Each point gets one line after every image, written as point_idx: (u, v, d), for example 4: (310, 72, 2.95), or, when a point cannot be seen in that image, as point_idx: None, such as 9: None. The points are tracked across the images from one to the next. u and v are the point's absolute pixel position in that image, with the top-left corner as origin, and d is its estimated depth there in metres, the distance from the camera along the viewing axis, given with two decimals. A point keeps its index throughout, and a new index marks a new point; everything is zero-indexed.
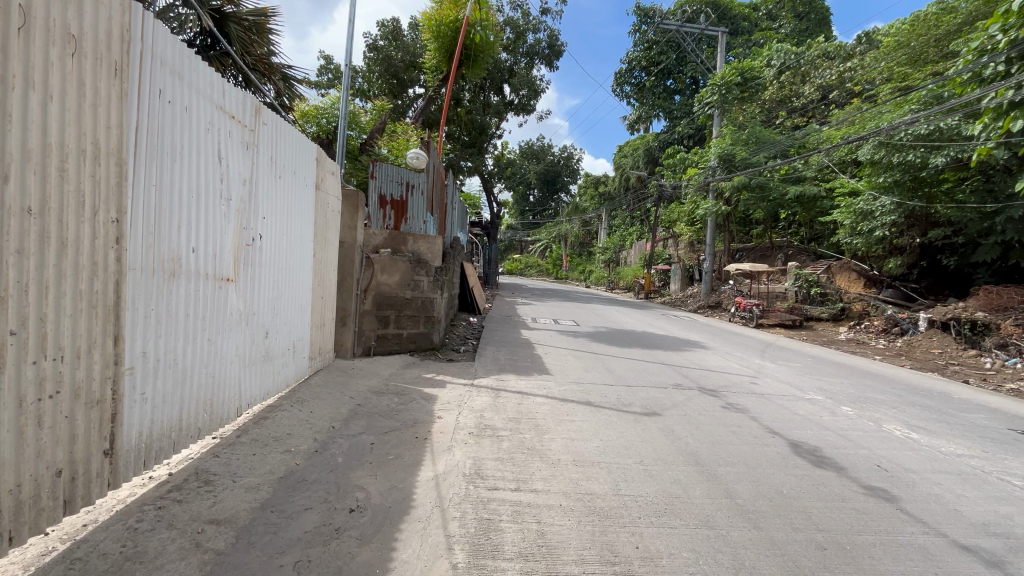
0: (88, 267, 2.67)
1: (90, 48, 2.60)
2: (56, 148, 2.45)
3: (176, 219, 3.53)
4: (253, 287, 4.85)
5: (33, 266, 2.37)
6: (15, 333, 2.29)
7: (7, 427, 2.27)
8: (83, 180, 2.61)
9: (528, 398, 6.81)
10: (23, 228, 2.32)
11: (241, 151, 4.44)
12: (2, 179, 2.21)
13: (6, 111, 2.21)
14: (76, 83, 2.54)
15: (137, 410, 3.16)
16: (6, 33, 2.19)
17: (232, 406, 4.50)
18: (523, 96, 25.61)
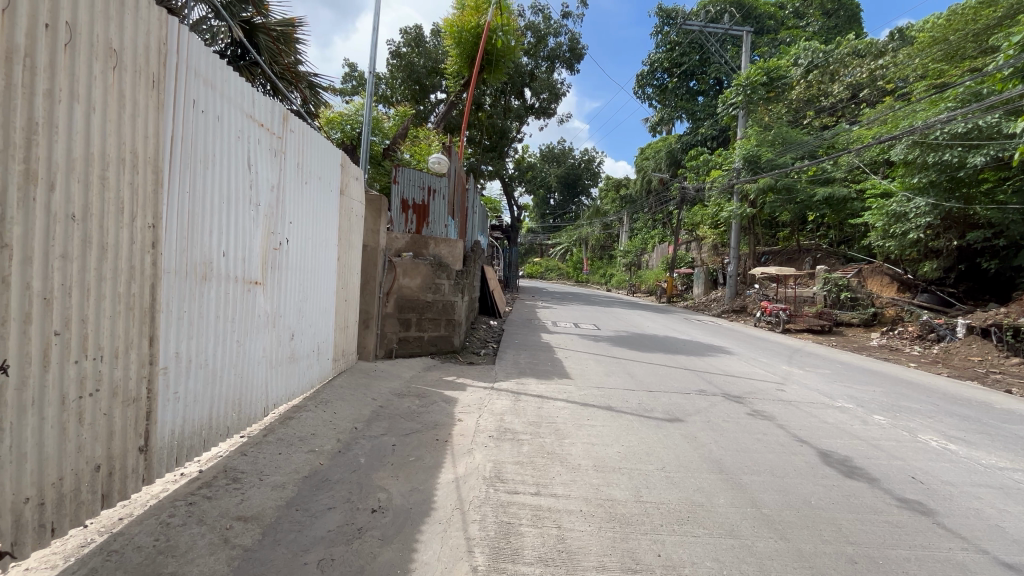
0: (125, 271, 2.79)
1: (128, 59, 2.70)
2: (97, 158, 2.56)
3: (207, 224, 3.64)
4: (280, 291, 4.99)
5: (76, 270, 2.48)
6: (59, 333, 2.40)
7: (52, 423, 2.38)
8: (121, 187, 2.73)
9: (548, 402, 6.79)
10: (68, 233, 2.43)
11: (269, 158, 4.57)
12: (46, 186, 2.31)
13: (53, 123, 2.33)
14: (117, 95, 2.66)
15: (170, 408, 3.27)
16: (54, 48, 2.30)
17: (259, 406, 4.62)
18: (544, 100, 25.79)
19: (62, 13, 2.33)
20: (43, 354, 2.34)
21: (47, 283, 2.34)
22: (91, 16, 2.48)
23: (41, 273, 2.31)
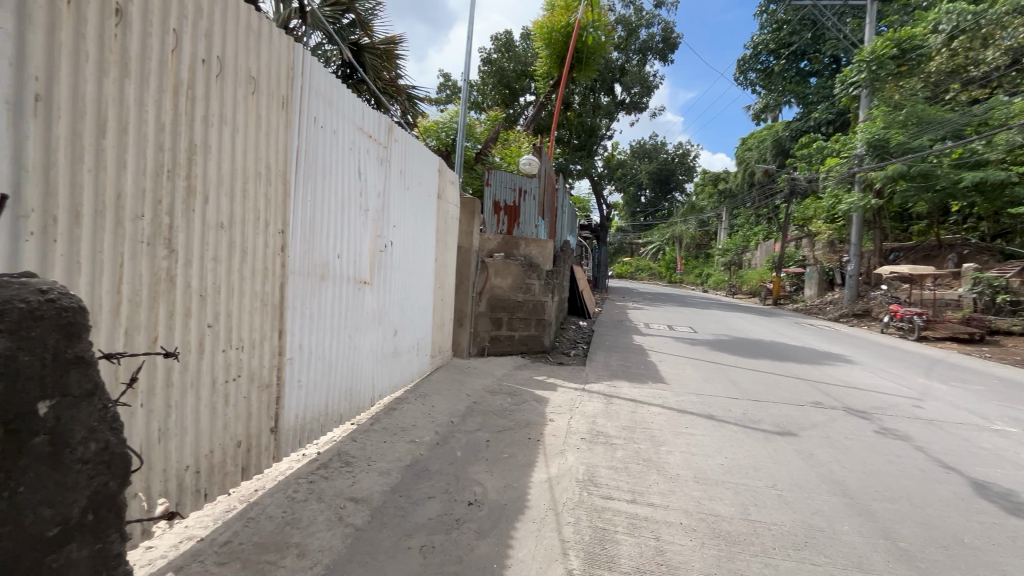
0: (260, 272, 3.15)
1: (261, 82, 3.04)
2: (239, 173, 2.92)
3: (325, 229, 4.01)
4: (385, 290, 5.34)
5: (223, 271, 2.84)
6: (211, 326, 2.77)
7: (206, 403, 2.76)
8: (256, 198, 3.07)
9: (642, 407, 6.54)
10: (218, 239, 2.80)
11: (376, 167, 4.91)
12: (200, 198, 2.64)
13: (208, 145, 2.69)
14: (254, 117, 3.02)
15: (295, 394, 3.65)
16: (208, 79, 2.65)
17: (366, 396, 4.99)
18: (635, 94, 24.98)
19: (213, 46, 2.67)
20: (200, 344, 2.71)
21: (203, 283, 2.70)
22: (235, 49, 2.83)
23: (199, 274, 2.67)
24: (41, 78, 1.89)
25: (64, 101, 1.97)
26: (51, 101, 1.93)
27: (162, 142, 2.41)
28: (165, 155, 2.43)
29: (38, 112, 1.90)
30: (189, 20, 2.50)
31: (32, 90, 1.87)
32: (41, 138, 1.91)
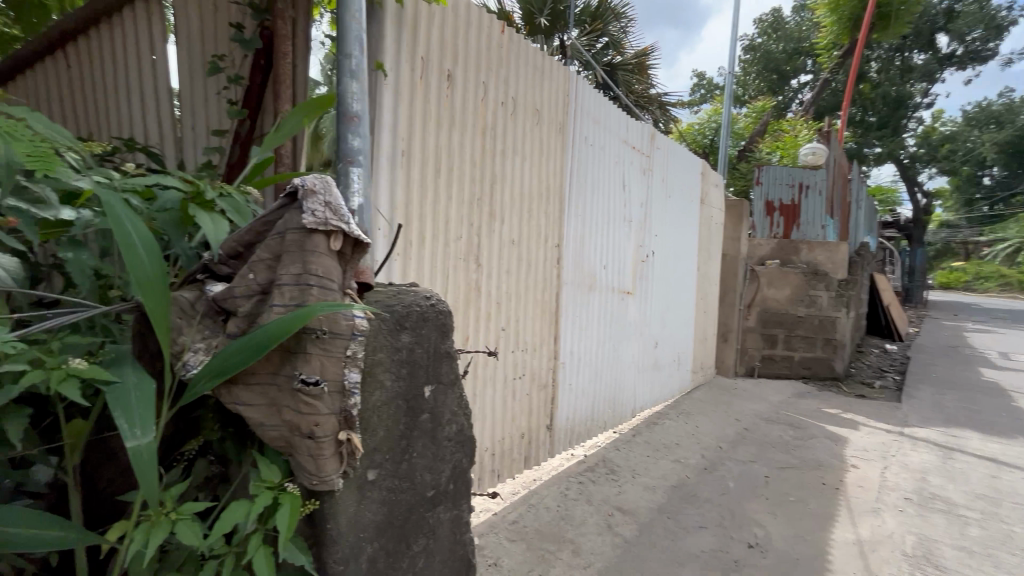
0: (541, 283, 3.28)
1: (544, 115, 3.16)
2: (528, 195, 3.05)
3: (592, 242, 4.12)
4: (643, 299, 5.18)
5: (516, 283, 3.01)
6: (504, 329, 2.98)
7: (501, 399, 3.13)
8: (540, 217, 3.20)
9: (1012, 472, 4.58)
10: (511, 256, 2.95)
11: (638, 178, 4.86)
12: (500, 221, 2.82)
13: (505, 174, 2.85)
14: (539, 144, 3.14)
15: (567, 396, 3.90)
16: (506, 116, 2.82)
17: (626, 407, 5.00)
18: (974, 41, 18.49)
19: (509, 89, 2.84)
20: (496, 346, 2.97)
21: (500, 292, 2.91)
22: (522, 82, 2.95)
23: (497, 285, 2.87)
24: (404, 138, 2.23)
25: (416, 153, 2.29)
26: (410, 155, 2.25)
27: (475, 176, 2.63)
28: (478, 187, 2.65)
29: (402, 164, 2.23)
30: (493, 69, 2.71)
31: (399, 147, 2.22)
32: (402, 182, 2.24)
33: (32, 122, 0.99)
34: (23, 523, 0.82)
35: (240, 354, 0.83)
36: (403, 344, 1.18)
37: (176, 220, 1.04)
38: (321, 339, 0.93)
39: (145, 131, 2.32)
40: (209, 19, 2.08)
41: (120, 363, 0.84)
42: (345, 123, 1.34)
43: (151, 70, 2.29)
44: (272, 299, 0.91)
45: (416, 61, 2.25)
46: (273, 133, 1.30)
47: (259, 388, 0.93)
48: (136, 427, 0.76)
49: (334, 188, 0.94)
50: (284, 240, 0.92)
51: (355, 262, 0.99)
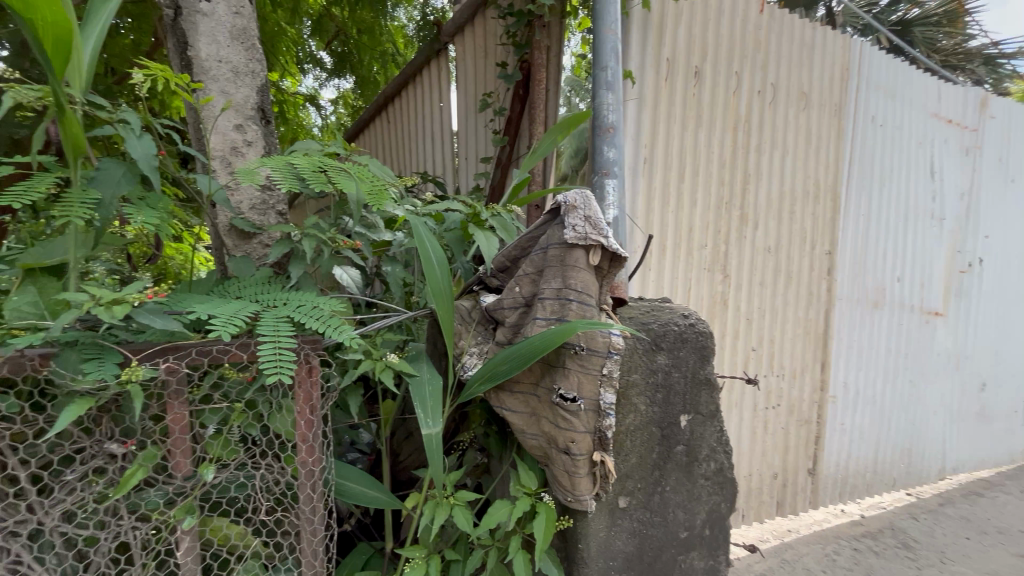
0: (805, 298, 2.54)
1: (819, 97, 2.47)
2: (788, 194, 2.44)
3: (884, 246, 2.82)
4: (978, 319, 3.45)
5: (769, 296, 2.43)
6: (755, 349, 2.41)
7: (746, 425, 2.43)
8: (806, 219, 2.50)
9: None
10: (765, 264, 2.41)
11: (956, 161, 3.15)
12: (753, 225, 2.36)
13: (760, 172, 2.36)
14: (805, 133, 2.47)
15: (836, 440, 2.75)
16: (762, 107, 2.33)
17: (934, 467, 3.35)
18: None
19: (769, 75, 2.33)
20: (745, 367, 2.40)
21: (749, 306, 2.38)
22: (780, 61, 2.36)
23: (746, 298, 2.37)
24: (647, 145, 2.10)
25: (659, 159, 2.13)
26: (652, 162, 2.11)
27: (723, 176, 2.28)
28: (726, 188, 2.29)
29: (643, 172, 2.11)
30: (749, 54, 2.28)
31: (641, 154, 2.09)
32: (644, 191, 2.11)
33: (372, 167, 1.17)
34: (358, 482, 0.99)
35: (511, 363, 0.89)
36: (657, 368, 1.10)
37: (460, 237, 1.21)
38: (578, 358, 0.93)
39: (437, 166, 2.87)
40: (482, 65, 2.43)
41: (419, 359, 1.00)
42: (600, 135, 1.33)
43: (439, 114, 2.80)
44: (536, 312, 0.96)
45: (661, 63, 2.09)
46: (529, 155, 1.38)
47: (523, 397, 1.00)
48: (430, 418, 0.90)
49: (594, 202, 0.94)
50: (548, 255, 0.96)
51: (612, 275, 0.97)
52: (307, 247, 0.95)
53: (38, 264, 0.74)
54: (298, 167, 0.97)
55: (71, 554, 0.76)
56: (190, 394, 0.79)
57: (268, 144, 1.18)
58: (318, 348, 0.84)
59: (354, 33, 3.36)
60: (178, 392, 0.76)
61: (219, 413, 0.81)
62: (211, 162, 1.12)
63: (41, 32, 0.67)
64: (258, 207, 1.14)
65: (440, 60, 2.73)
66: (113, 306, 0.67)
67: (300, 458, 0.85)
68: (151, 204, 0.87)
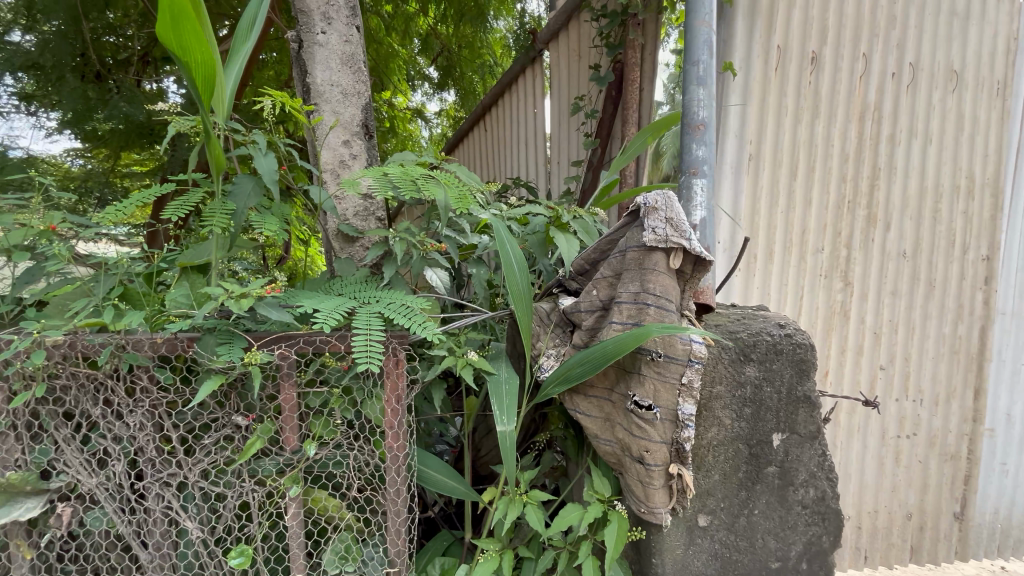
0: (952, 311, 2.05)
1: (983, 76, 1.95)
2: (930, 190, 1.99)
3: None
4: None
5: (903, 308, 2.03)
6: (884, 367, 2.06)
7: (869, 454, 2.11)
8: (955, 218, 2.00)
9: None
10: (897, 271, 2.02)
11: None
12: (885, 226, 2.00)
13: (891, 165, 1.98)
14: (955, 117, 1.97)
15: (997, 482, 2.15)
16: (894, 93, 1.95)
17: None
18: None
19: (907, 53, 1.94)
20: (868, 387, 2.07)
21: (875, 320, 2.04)
22: (920, 33, 1.93)
23: (871, 308, 2.03)
24: (753, 140, 1.97)
25: (768, 155, 1.98)
26: (759, 159, 1.97)
27: (845, 171, 1.99)
28: (848, 184, 1.99)
29: (749, 170, 1.98)
30: (883, 30, 1.93)
31: (746, 152, 1.97)
32: (750, 190, 1.99)
33: (460, 174, 1.23)
34: (438, 472, 1.05)
35: (585, 366, 0.89)
36: (746, 381, 1.01)
37: (542, 240, 1.22)
38: (655, 365, 0.90)
39: (530, 171, 2.93)
40: (575, 68, 2.43)
41: (498, 358, 1.03)
42: (689, 133, 1.27)
43: (533, 120, 2.86)
44: (612, 316, 0.94)
45: (771, 52, 1.93)
46: (620, 155, 1.32)
47: (596, 401, 0.99)
48: (505, 416, 0.92)
49: (677, 203, 0.90)
50: (626, 258, 0.94)
51: (694, 281, 0.94)
52: (398, 249, 1.04)
53: (190, 264, 0.89)
54: (392, 177, 1.05)
55: (206, 506, 0.90)
56: (298, 378, 0.90)
57: (370, 157, 1.30)
58: (404, 343, 0.91)
59: (457, 47, 3.56)
60: (288, 376, 0.86)
61: (320, 397, 0.91)
62: (323, 174, 1.27)
63: (190, 65, 0.80)
64: (360, 213, 1.26)
65: (535, 67, 2.78)
66: (241, 299, 0.79)
67: (387, 443, 0.93)
68: (273, 212, 1.00)
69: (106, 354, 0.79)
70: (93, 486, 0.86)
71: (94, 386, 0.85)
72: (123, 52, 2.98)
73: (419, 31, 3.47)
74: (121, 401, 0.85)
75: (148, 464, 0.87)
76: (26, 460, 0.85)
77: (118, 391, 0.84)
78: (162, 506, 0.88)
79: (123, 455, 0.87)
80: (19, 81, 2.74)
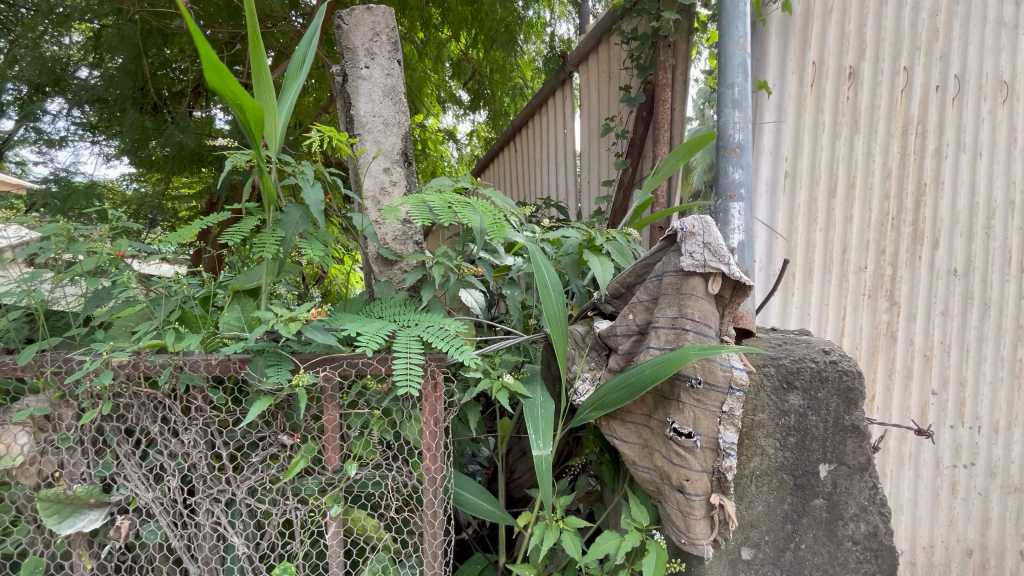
0: (1009, 332, 1.89)
1: None
2: (985, 206, 1.86)
3: None
4: None
5: (956, 329, 1.91)
6: (936, 393, 1.94)
7: (923, 485, 1.99)
8: (1011, 235, 1.86)
9: None
10: (948, 291, 1.90)
11: None
12: (932, 243, 1.89)
13: (938, 179, 1.88)
14: (1009, 129, 1.84)
15: None
16: (940, 106, 1.86)
17: None
18: None
19: (952, 65, 1.85)
20: (918, 414, 1.96)
21: (924, 340, 1.92)
22: (967, 42, 1.84)
23: (920, 329, 1.92)
24: (789, 158, 1.95)
25: (805, 172, 1.95)
26: (795, 177, 1.95)
27: (888, 189, 1.91)
28: (893, 201, 1.91)
29: (785, 189, 1.97)
30: (924, 43, 1.86)
31: (782, 168, 1.97)
32: (787, 210, 1.97)
33: (494, 198, 1.26)
34: (474, 494, 1.05)
35: (623, 392, 0.89)
36: (790, 409, 0.98)
37: (575, 262, 1.23)
38: (695, 393, 0.88)
39: (561, 190, 2.95)
40: (605, 90, 2.46)
41: (533, 381, 1.04)
42: (725, 156, 1.27)
43: (563, 139, 2.89)
44: (648, 341, 0.94)
45: (806, 68, 1.92)
46: (652, 174, 1.33)
47: (633, 427, 0.98)
48: (541, 440, 0.93)
49: (714, 227, 0.90)
50: (662, 283, 0.94)
51: (734, 306, 0.93)
52: (435, 273, 1.07)
53: (243, 287, 0.96)
54: (431, 204, 1.08)
55: (252, 522, 0.93)
56: (340, 399, 0.93)
57: (409, 183, 1.35)
58: (442, 366, 0.92)
59: (487, 71, 3.65)
60: (332, 397, 0.89)
61: (362, 418, 0.94)
62: (365, 202, 1.32)
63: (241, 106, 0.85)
64: (399, 237, 1.31)
65: (565, 88, 2.82)
66: (290, 323, 0.83)
67: (425, 465, 0.94)
68: (319, 238, 1.05)
69: (166, 374, 0.84)
70: (149, 501, 0.90)
71: (154, 404, 0.90)
72: (178, 84, 3.21)
73: (450, 56, 3.60)
74: (177, 419, 0.89)
75: (200, 480, 0.91)
76: (90, 473, 0.90)
77: (174, 410, 0.89)
78: (211, 521, 0.92)
79: (177, 471, 0.91)
80: (85, 113, 2.99)
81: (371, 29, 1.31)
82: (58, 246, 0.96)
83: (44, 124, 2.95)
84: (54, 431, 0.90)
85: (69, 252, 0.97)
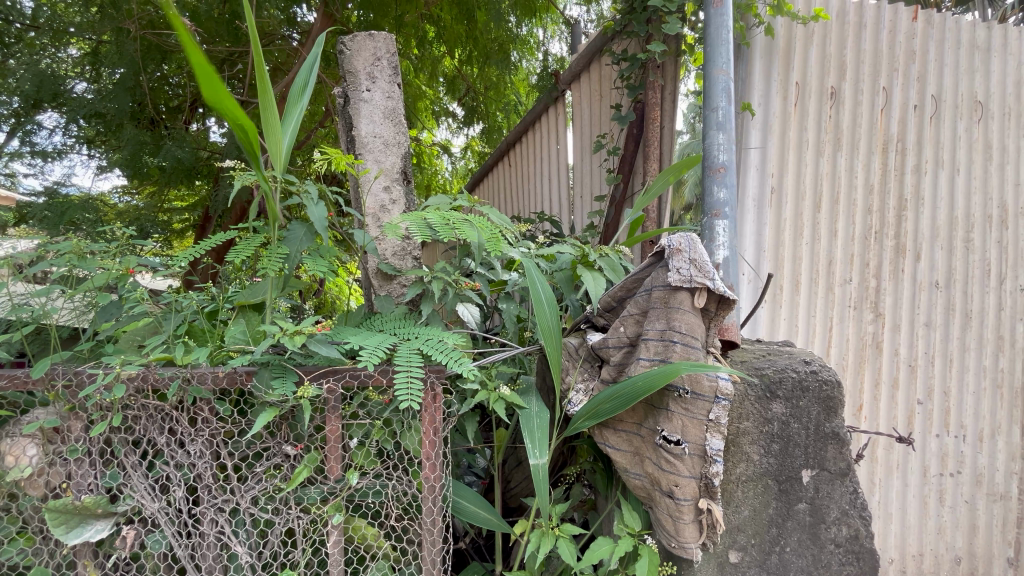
0: (992, 342, 2.00)
1: (1010, 105, 1.98)
2: (963, 221, 1.97)
3: None
4: None
5: (939, 339, 1.98)
6: (922, 402, 1.99)
7: (911, 493, 2.01)
8: (989, 250, 1.98)
9: None
10: (931, 302, 1.98)
11: None
12: (915, 257, 1.96)
13: (919, 195, 1.96)
14: (983, 148, 1.99)
15: None
16: (920, 125, 1.96)
17: None
18: None
19: (929, 86, 1.96)
20: (905, 423, 2.00)
21: (909, 351, 1.98)
22: (941, 66, 1.96)
23: (906, 339, 1.97)
24: (775, 174, 1.95)
25: (790, 187, 1.96)
26: (782, 192, 1.94)
27: (871, 204, 1.96)
28: (876, 216, 1.96)
29: (772, 204, 1.96)
30: (902, 65, 1.95)
31: (768, 185, 1.95)
32: (773, 224, 1.96)
33: (491, 215, 1.30)
34: (472, 502, 1.08)
35: (614, 401, 0.92)
36: (773, 417, 1.02)
37: (569, 277, 1.28)
38: (683, 402, 0.92)
39: (554, 205, 3.00)
40: (597, 108, 2.53)
41: (529, 393, 1.07)
42: (711, 176, 1.32)
43: (556, 155, 2.96)
44: (639, 353, 0.98)
45: (789, 88, 1.94)
46: (642, 194, 1.38)
47: (626, 436, 1.01)
48: (537, 449, 0.96)
49: (700, 245, 0.95)
50: (651, 297, 0.98)
51: (719, 319, 0.97)
52: (435, 288, 1.11)
53: (248, 303, 1.00)
54: (430, 221, 1.12)
55: (255, 531, 0.95)
56: (343, 411, 0.96)
57: (409, 201, 1.39)
58: (441, 377, 0.96)
59: (481, 87, 3.74)
60: (334, 409, 0.92)
61: (363, 428, 0.97)
62: (366, 219, 1.37)
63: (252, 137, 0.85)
64: (398, 253, 1.35)
65: (558, 106, 2.89)
66: (295, 336, 0.86)
67: (425, 474, 0.97)
68: (323, 253, 1.08)
69: (175, 387, 0.86)
70: (155, 510, 0.92)
71: (161, 416, 0.93)
72: (175, 99, 3.26)
73: (445, 72, 3.69)
74: (184, 430, 0.92)
75: (205, 490, 0.93)
76: (97, 484, 0.92)
77: (182, 421, 0.92)
78: (215, 531, 0.94)
79: (183, 481, 0.93)
80: (80, 127, 3.01)
81: (373, 53, 1.36)
82: (70, 262, 0.99)
83: (38, 137, 2.96)
84: (63, 443, 0.92)
85: (80, 267, 1.00)
